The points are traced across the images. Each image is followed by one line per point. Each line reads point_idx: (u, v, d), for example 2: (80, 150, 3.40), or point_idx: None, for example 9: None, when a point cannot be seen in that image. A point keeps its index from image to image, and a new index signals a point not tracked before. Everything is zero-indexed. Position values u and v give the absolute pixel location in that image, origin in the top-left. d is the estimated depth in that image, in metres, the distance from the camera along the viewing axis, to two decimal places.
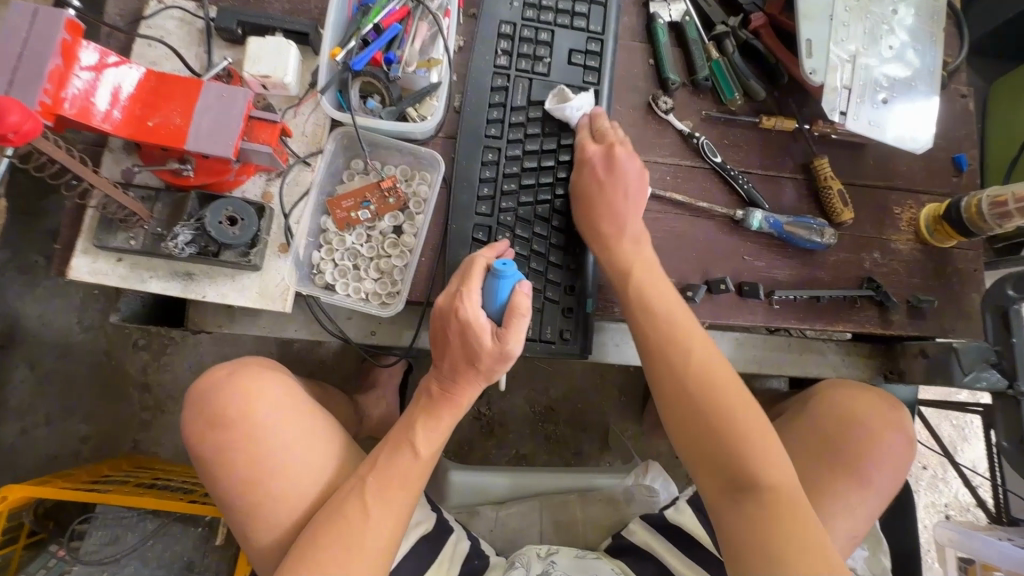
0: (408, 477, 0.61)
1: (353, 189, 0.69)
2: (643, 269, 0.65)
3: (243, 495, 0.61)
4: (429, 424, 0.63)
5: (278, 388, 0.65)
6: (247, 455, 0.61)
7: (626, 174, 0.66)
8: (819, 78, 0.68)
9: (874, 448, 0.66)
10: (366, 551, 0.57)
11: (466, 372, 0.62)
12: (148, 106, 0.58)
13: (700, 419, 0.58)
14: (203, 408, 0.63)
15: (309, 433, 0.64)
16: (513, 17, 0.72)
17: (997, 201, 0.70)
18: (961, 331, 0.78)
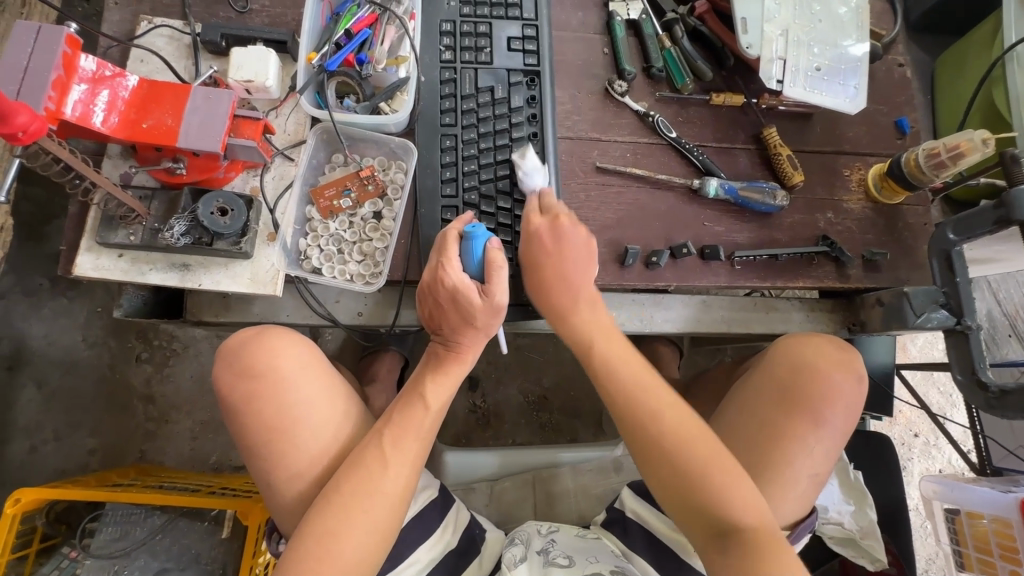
0: (420, 428, 0.64)
1: (335, 179, 0.75)
2: (602, 339, 0.71)
3: (268, 445, 0.65)
4: (439, 376, 0.68)
5: (301, 348, 0.70)
6: (274, 407, 0.66)
7: (567, 240, 0.71)
8: (755, 51, 0.74)
9: (838, 385, 0.70)
10: (385, 495, 0.61)
11: (468, 331, 0.68)
12: (141, 110, 0.64)
13: (673, 472, 0.63)
14: (234, 362, 0.68)
15: (327, 391, 0.69)
16: (452, 16, 0.79)
17: (931, 154, 0.75)
18: (916, 280, 0.83)
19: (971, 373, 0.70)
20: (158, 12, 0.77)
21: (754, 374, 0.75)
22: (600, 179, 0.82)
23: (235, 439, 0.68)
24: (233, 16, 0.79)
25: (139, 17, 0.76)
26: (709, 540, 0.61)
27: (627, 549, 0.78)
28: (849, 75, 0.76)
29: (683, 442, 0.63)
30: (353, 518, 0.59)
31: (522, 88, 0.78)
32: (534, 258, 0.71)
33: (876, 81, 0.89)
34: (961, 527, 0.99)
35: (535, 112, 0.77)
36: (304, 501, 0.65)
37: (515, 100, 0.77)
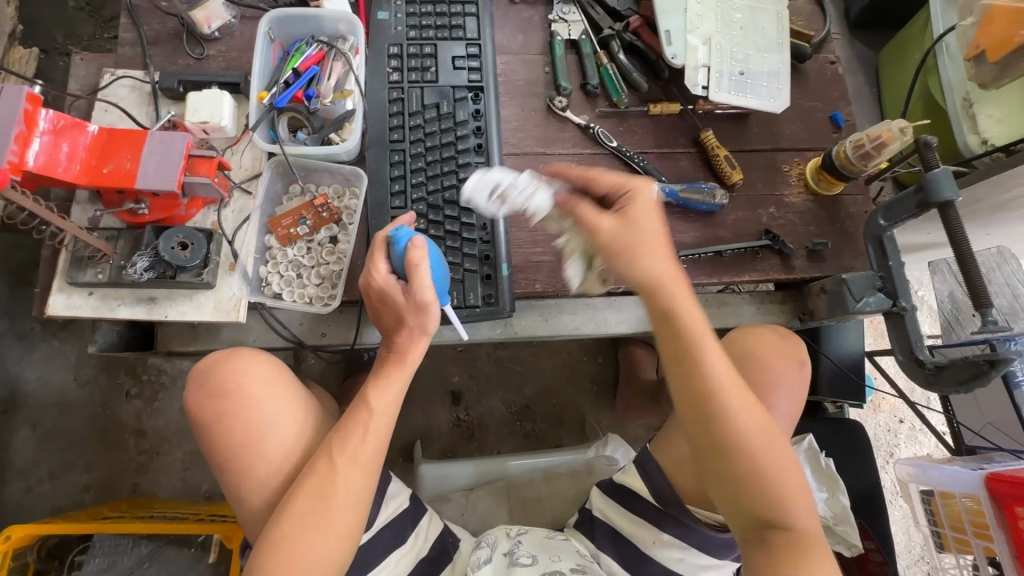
0: (364, 433, 0.65)
1: (291, 209, 0.79)
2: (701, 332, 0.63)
3: (235, 458, 0.68)
4: (381, 383, 0.68)
5: (267, 365, 0.72)
6: (243, 423, 0.68)
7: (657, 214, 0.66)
8: (679, 61, 0.78)
9: (779, 373, 0.74)
10: (341, 503, 0.63)
11: (403, 331, 0.69)
12: (102, 156, 0.68)
13: (754, 481, 0.62)
14: (203, 383, 0.70)
15: (292, 405, 0.71)
16: (399, 39, 0.86)
17: (858, 146, 0.79)
18: (860, 267, 0.85)
19: (909, 352, 0.72)
20: (121, 64, 0.82)
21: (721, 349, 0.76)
22: None
23: (206, 453, 0.70)
24: (191, 63, 0.84)
25: (103, 70, 0.81)
26: (752, 533, 0.63)
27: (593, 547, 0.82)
28: (769, 74, 0.81)
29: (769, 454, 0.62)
30: (313, 523, 0.61)
31: (467, 103, 0.84)
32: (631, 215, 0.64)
33: (809, 79, 0.93)
34: (936, 508, 1.00)
35: (480, 124, 0.84)
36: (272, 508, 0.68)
37: (460, 114, 0.84)
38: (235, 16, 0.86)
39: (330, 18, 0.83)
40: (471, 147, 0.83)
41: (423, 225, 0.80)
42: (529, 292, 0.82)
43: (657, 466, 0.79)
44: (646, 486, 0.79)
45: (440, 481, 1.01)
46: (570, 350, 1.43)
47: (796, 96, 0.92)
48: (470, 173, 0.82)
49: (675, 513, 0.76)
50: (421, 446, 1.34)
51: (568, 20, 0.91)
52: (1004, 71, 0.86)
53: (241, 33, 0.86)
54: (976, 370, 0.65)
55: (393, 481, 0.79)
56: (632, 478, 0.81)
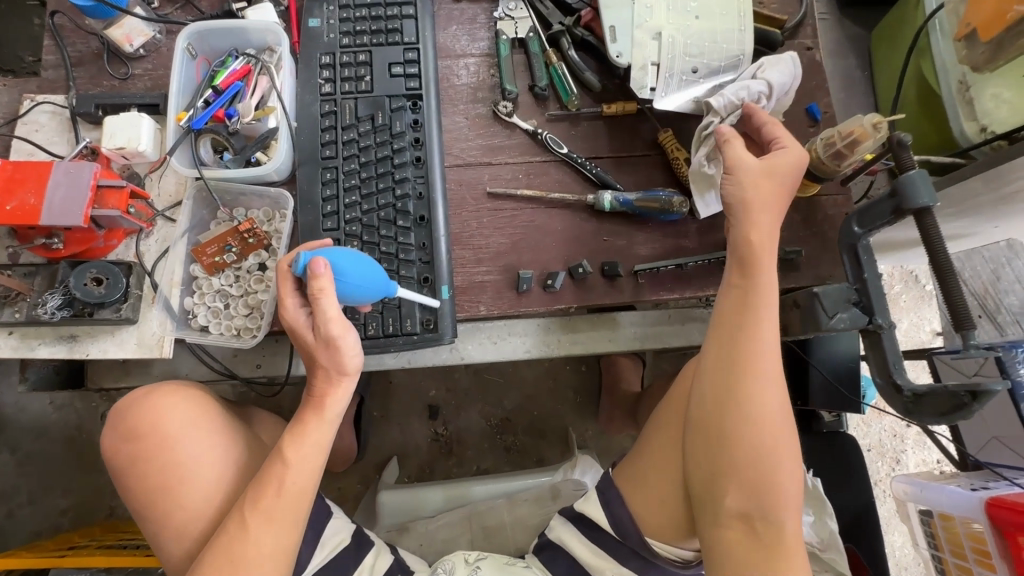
0: (278, 488, 0.61)
1: (216, 235, 0.74)
2: (765, 305, 0.64)
3: (151, 506, 0.63)
4: (297, 438, 0.63)
5: (191, 403, 0.67)
6: (161, 467, 0.63)
7: (797, 173, 0.66)
8: (624, 59, 0.74)
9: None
10: (250, 565, 0.59)
11: (318, 372, 0.63)
12: (4, 192, 0.65)
13: (755, 460, 0.62)
14: (121, 424, 0.65)
15: (217, 448, 0.66)
16: (332, 47, 0.80)
17: (829, 143, 0.71)
18: (838, 276, 0.78)
19: (887, 375, 0.64)
20: (42, 89, 0.79)
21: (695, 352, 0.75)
22: (493, 205, 0.79)
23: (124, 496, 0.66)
24: (115, 84, 0.80)
25: (23, 97, 0.78)
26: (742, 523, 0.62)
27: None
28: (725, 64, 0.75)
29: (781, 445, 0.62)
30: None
31: (404, 113, 0.78)
32: (776, 163, 0.65)
33: None
34: (936, 530, 0.93)
35: (418, 136, 0.78)
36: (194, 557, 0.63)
37: (396, 125, 0.78)
38: (160, 32, 0.81)
39: (255, 29, 0.78)
40: (410, 161, 0.77)
41: (357, 247, 0.74)
42: (474, 315, 0.76)
43: (618, 493, 0.71)
44: (606, 519, 0.71)
45: (403, 506, 0.97)
46: (552, 360, 1.37)
47: None
48: (408, 190, 0.76)
49: (635, 546, 0.70)
50: (398, 462, 1.30)
51: (515, 17, 0.85)
52: (998, 52, 0.78)
53: (167, 49, 0.82)
54: (958, 402, 0.57)
55: (334, 520, 0.74)
56: (590, 506, 0.73)
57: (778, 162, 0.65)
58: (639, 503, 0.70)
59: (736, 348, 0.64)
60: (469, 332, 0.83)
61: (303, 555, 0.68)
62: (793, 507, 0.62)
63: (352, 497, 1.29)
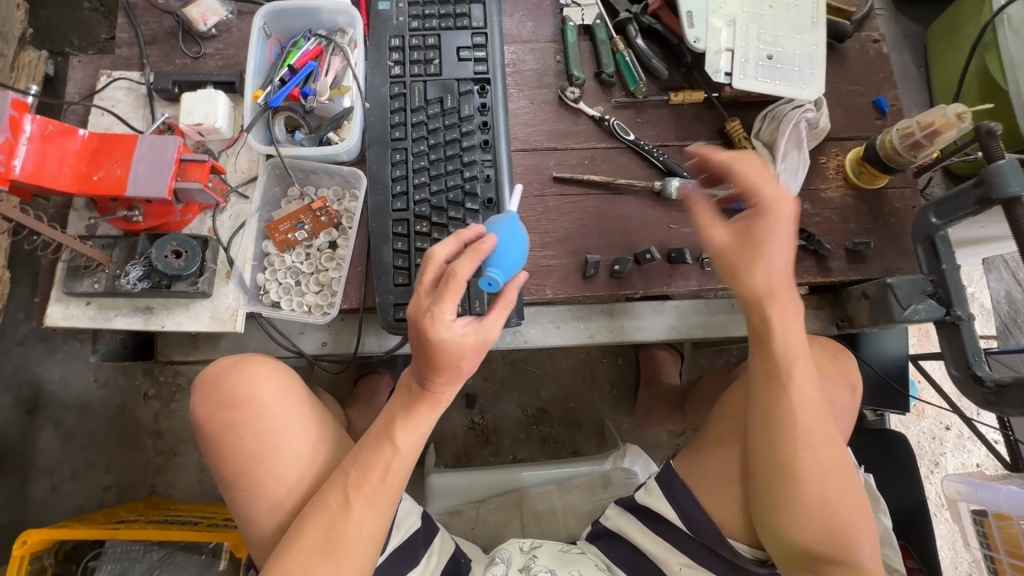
0: (386, 471, 0.62)
1: (289, 213, 0.76)
2: (800, 358, 0.65)
3: (241, 476, 0.64)
4: (406, 421, 0.63)
5: (283, 375, 0.68)
6: (254, 436, 0.64)
7: (786, 224, 0.64)
8: (700, 45, 0.72)
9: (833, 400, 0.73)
10: (351, 545, 0.60)
11: (448, 373, 0.60)
12: (92, 163, 0.66)
13: (816, 477, 0.63)
14: (213, 393, 0.66)
15: (307, 423, 0.67)
16: (401, 30, 0.81)
17: (906, 134, 0.71)
18: (906, 268, 0.77)
19: (965, 367, 0.64)
20: (117, 66, 0.80)
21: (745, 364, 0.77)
22: (559, 190, 0.80)
23: (210, 465, 0.66)
24: (188, 62, 0.81)
25: (99, 73, 0.79)
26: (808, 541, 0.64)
27: (609, 561, 0.77)
28: (801, 50, 0.74)
29: (838, 474, 0.65)
30: (320, 566, 0.59)
31: (472, 96, 0.79)
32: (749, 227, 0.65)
33: (850, 60, 0.84)
34: (989, 529, 0.92)
35: (487, 119, 0.78)
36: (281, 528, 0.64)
37: (465, 109, 0.78)
38: (232, 12, 0.82)
39: (328, 9, 0.79)
40: (478, 144, 0.77)
41: (426, 228, 0.75)
42: (539, 298, 0.76)
43: (683, 484, 0.72)
44: (673, 511, 0.71)
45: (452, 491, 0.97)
46: (590, 352, 1.37)
47: (834, 80, 0.84)
48: (476, 173, 0.76)
49: (706, 539, 0.69)
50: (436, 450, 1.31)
51: (582, 5, 0.85)
52: None
53: (238, 29, 0.82)
54: None
55: (406, 502, 0.74)
56: (655, 500, 0.73)
57: (753, 232, 0.64)
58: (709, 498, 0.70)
59: (774, 407, 0.65)
60: (531, 317, 0.83)
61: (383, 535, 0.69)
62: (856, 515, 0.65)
63: None
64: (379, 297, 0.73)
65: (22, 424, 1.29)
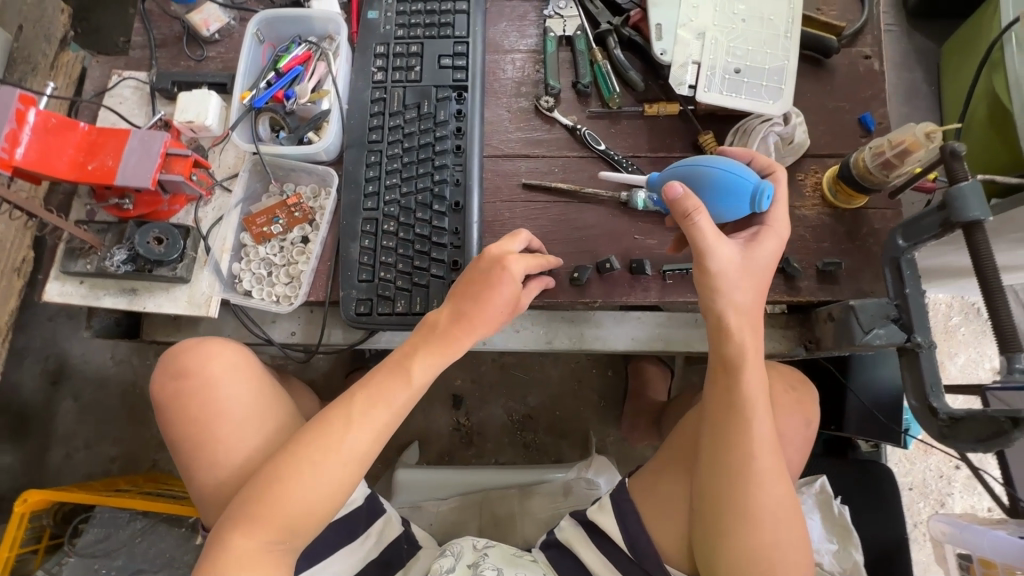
0: (393, 402, 0.65)
1: (267, 207, 0.80)
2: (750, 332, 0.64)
3: (193, 441, 0.68)
4: (433, 352, 0.65)
5: (236, 352, 0.72)
6: (201, 405, 0.68)
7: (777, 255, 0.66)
8: (668, 57, 0.72)
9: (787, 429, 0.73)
10: (343, 460, 0.62)
11: (474, 322, 0.65)
12: (88, 153, 0.72)
13: (768, 466, 0.63)
14: (171, 365, 0.71)
15: (259, 394, 0.71)
16: (387, 38, 0.84)
17: (878, 153, 0.69)
18: (880, 292, 0.74)
19: (923, 399, 0.61)
20: (129, 66, 0.87)
21: None
22: (527, 197, 0.81)
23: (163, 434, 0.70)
24: (191, 65, 0.87)
25: (112, 72, 0.86)
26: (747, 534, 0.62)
27: (551, 563, 0.77)
28: (771, 61, 0.72)
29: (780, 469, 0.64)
30: (306, 476, 0.61)
31: (448, 103, 0.81)
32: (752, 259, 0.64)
33: (838, 76, 0.82)
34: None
35: (460, 125, 0.81)
36: (226, 495, 0.68)
37: (440, 114, 0.81)
38: (235, 19, 0.88)
39: (319, 18, 0.84)
40: (450, 149, 0.80)
41: (393, 228, 0.78)
42: None
43: (632, 507, 0.71)
44: (620, 535, 0.71)
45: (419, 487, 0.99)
46: (579, 361, 1.36)
47: (819, 96, 0.82)
48: (446, 177, 0.79)
49: (650, 568, 0.69)
50: (420, 447, 1.33)
51: (564, 16, 0.86)
52: None
53: (239, 35, 0.88)
54: (995, 428, 0.53)
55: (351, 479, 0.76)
56: (605, 519, 0.72)
57: (761, 254, 0.64)
58: (658, 521, 0.69)
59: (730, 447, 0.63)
60: None
61: None
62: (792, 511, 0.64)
63: (371, 477, 1.32)
64: (343, 291, 0.76)
65: (46, 393, 1.40)
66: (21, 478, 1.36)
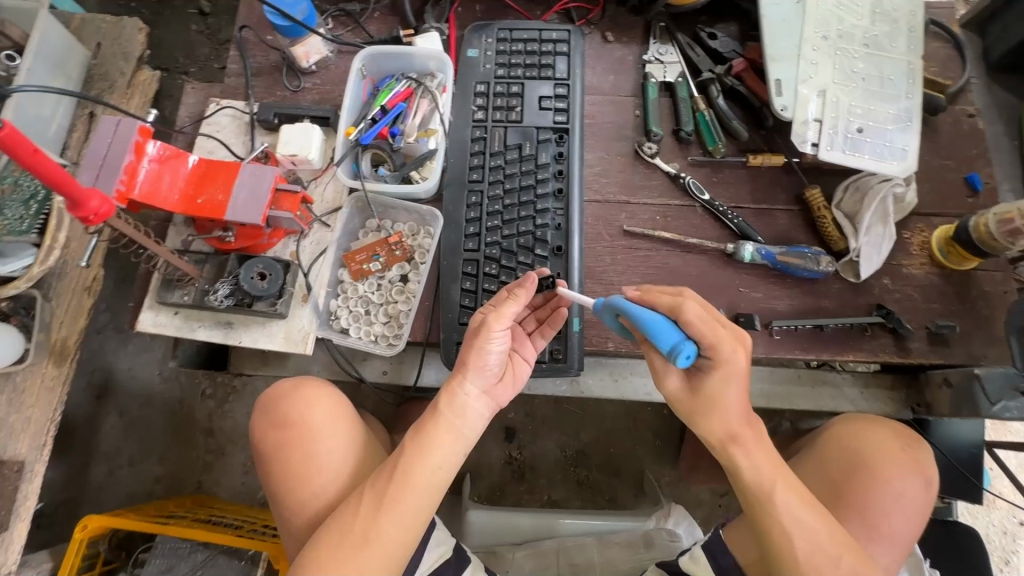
0: (413, 499, 0.62)
1: (366, 245, 0.80)
2: (750, 436, 0.60)
3: (288, 492, 0.67)
4: (431, 443, 0.63)
5: (336, 402, 0.72)
6: (302, 456, 0.68)
7: (739, 386, 0.60)
8: (789, 113, 0.71)
9: (896, 490, 0.65)
10: (379, 551, 0.60)
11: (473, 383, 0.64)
12: (198, 186, 0.71)
13: (833, 560, 0.57)
14: (272, 410, 0.71)
15: (353, 445, 0.70)
16: (487, 77, 0.84)
17: (1004, 219, 0.68)
18: (994, 357, 0.73)
19: None
20: (225, 93, 0.87)
21: (821, 431, 0.72)
22: (627, 243, 0.80)
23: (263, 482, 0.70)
24: (287, 94, 0.86)
25: (209, 100, 0.86)
26: None
27: None
28: (889, 123, 0.72)
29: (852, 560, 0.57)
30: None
31: (550, 145, 0.81)
32: (700, 388, 0.61)
33: (943, 133, 0.82)
34: None
35: (562, 168, 0.80)
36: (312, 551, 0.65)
37: (542, 156, 0.80)
38: (332, 51, 0.88)
39: (422, 55, 0.84)
40: (552, 192, 0.79)
41: (495, 270, 0.76)
42: (599, 349, 0.76)
43: (732, 561, 0.69)
44: None
45: (489, 528, 0.96)
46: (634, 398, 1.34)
47: (923, 153, 0.81)
48: (548, 220, 0.78)
49: None
50: (471, 480, 1.30)
51: (665, 62, 0.86)
52: None
53: (336, 67, 0.88)
54: None
55: (438, 530, 0.75)
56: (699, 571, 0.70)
57: (706, 390, 0.60)
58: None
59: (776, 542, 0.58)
60: (590, 366, 0.83)
61: (416, 557, 0.70)
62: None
63: None
64: (444, 334, 0.74)
65: (90, 408, 1.38)
66: (62, 495, 1.33)
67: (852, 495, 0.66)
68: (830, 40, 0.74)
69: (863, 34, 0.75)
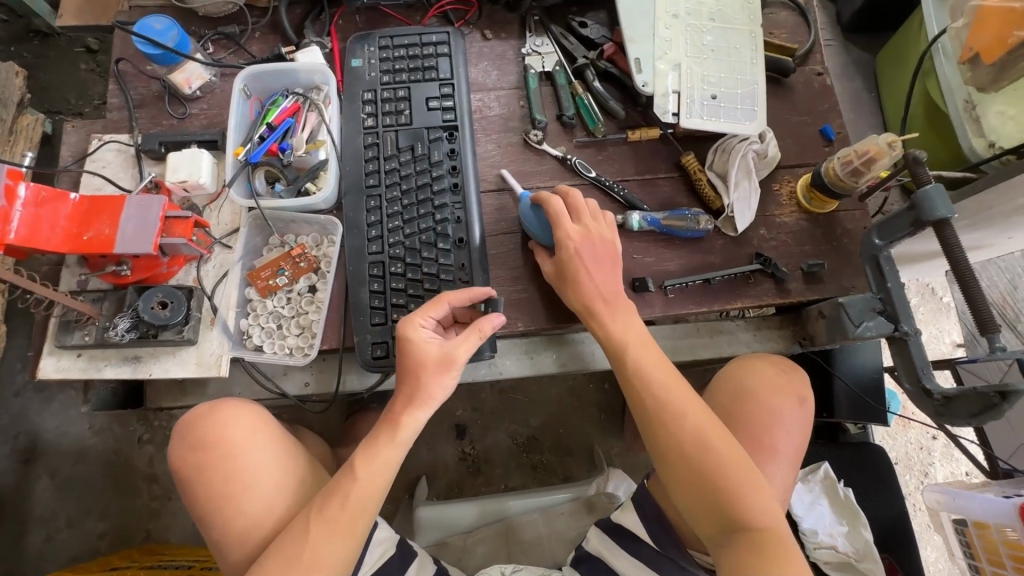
0: (349, 504, 0.64)
1: (270, 260, 0.81)
2: (636, 349, 0.72)
3: (215, 510, 0.68)
4: (372, 453, 0.66)
5: (255, 417, 0.72)
6: (226, 474, 0.68)
7: (591, 250, 0.73)
8: (649, 88, 0.78)
9: (780, 415, 0.73)
10: (315, 557, 0.62)
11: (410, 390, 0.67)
12: (82, 224, 0.70)
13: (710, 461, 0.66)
14: (188, 435, 0.70)
15: (277, 456, 0.71)
16: (374, 84, 0.86)
17: (846, 162, 0.76)
18: (861, 286, 0.81)
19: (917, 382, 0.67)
20: (107, 128, 0.85)
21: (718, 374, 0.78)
22: None
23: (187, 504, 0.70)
24: (174, 123, 0.86)
25: (91, 136, 0.84)
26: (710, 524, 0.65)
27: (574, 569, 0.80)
28: (738, 87, 0.80)
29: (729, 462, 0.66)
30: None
31: (441, 143, 0.83)
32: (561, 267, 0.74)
33: (798, 93, 0.90)
34: (970, 538, 0.93)
35: (455, 164, 0.82)
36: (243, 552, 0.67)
37: (435, 154, 0.83)
38: (215, 75, 0.88)
39: (305, 70, 0.85)
40: (447, 187, 0.81)
41: (401, 269, 0.78)
42: (510, 330, 0.80)
43: (653, 504, 0.75)
44: (644, 530, 0.74)
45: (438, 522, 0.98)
46: (576, 378, 1.39)
47: (783, 112, 0.89)
48: (448, 216, 0.80)
49: (674, 556, 0.72)
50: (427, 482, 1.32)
51: (542, 53, 0.91)
52: (1002, 72, 0.82)
53: (221, 90, 0.88)
54: (987, 403, 0.60)
55: (379, 529, 0.76)
56: (628, 519, 0.75)
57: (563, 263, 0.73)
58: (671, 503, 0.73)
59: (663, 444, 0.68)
60: (508, 348, 0.87)
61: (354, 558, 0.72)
62: (757, 491, 0.65)
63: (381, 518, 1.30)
64: (357, 337, 0.76)
65: (17, 474, 1.31)
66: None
67: (743, 425, 0.73)
68: (680, 18, 0.81)
69: (709, 10, 0.82)
